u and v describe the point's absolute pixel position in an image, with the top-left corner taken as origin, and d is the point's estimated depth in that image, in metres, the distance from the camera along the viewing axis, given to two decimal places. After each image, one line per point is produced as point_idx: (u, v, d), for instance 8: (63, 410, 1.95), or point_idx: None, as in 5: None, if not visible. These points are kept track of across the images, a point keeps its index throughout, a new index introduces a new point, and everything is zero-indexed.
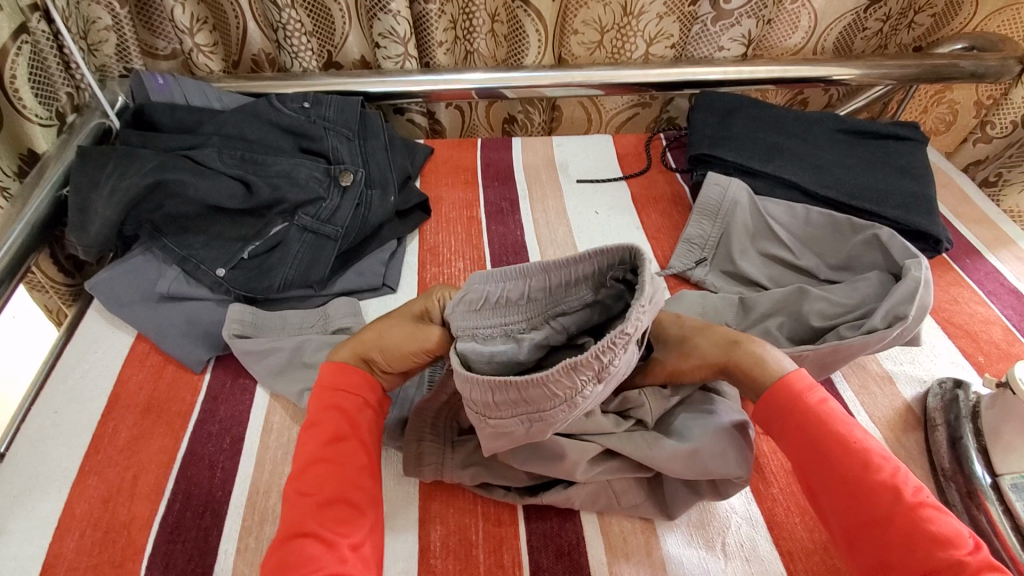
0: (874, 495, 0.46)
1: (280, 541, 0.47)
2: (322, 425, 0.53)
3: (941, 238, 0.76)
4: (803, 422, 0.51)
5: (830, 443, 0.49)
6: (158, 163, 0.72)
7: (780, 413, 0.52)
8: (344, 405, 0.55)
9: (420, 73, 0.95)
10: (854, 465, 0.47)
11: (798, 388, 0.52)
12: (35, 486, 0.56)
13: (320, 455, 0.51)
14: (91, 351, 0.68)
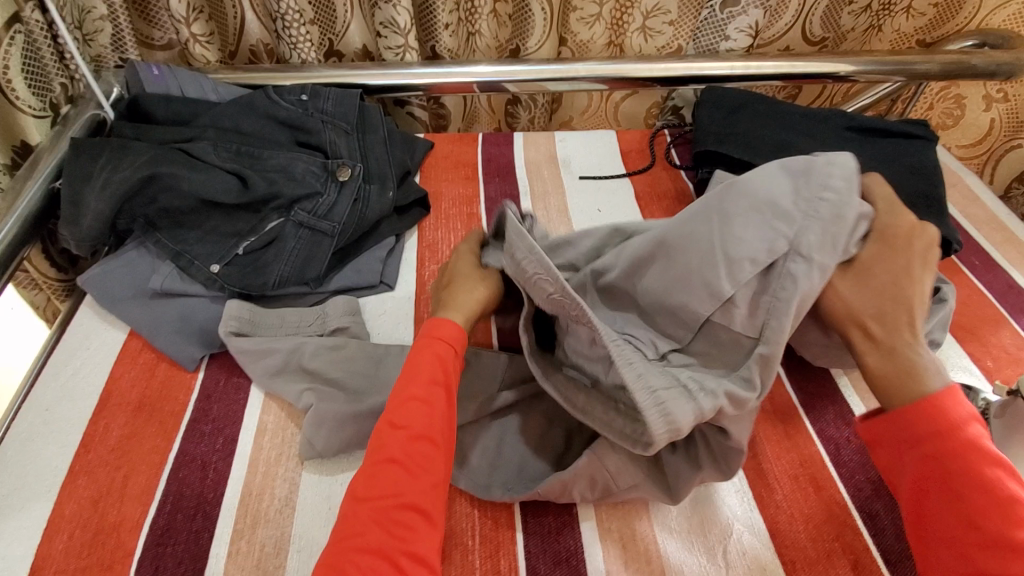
0: (999, 549, 0.41)
1: (366, 463, 0.48)
2: (418, 365, 0.53)
3: (951, 240, 0.74)
4: (933, 456, 0.46)
5: (967, 483, 0.44)
6: (151, 156, 0.70)
7: (912, 434, 0.47)
8: (443, 351, 0.55)
9: (420, 66, 0.93)
10: (989, 514, 0.42)
11: (953, 415, 0.46)
12: (25, 486, 0.56)
13: (409, 394, 0.51)
14: (83, 347, 0.66)
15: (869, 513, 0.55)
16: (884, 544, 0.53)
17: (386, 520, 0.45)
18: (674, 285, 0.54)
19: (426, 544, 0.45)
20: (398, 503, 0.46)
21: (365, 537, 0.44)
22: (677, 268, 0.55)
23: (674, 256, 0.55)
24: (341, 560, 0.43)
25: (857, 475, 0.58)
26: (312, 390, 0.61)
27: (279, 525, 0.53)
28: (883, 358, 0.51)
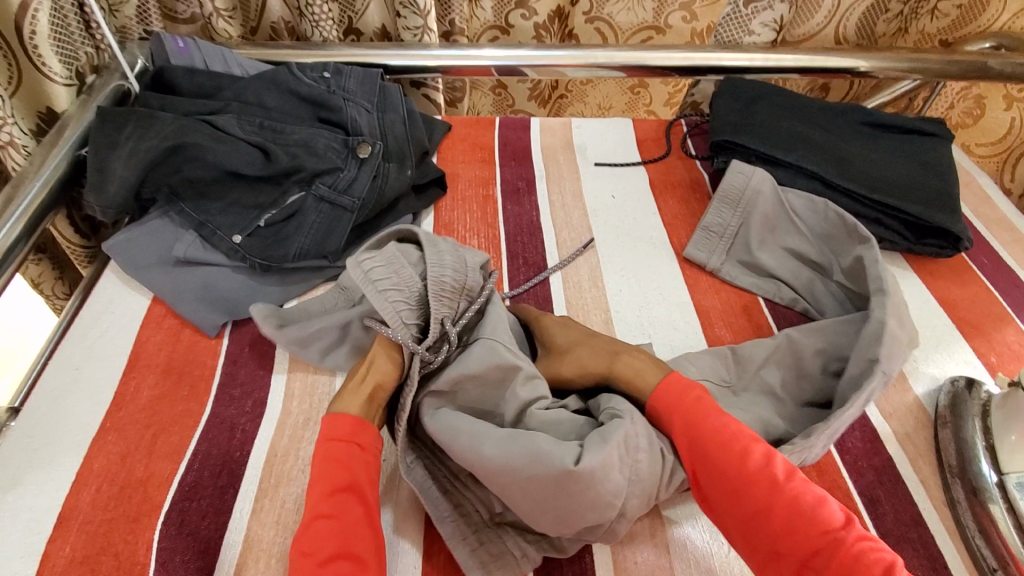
0: (751, 488, 0.47)
1: None
2: (323, 466, 0.48)
3: (961, 236, 0.76)
4: (687, 424, 0.53)
5: (711, 435, 0.51)
6: (177, 127, 0.71)
7: (666, 414, 0.54)
8: (345, 451, 0.49)
9: (439, 47, 0.94)
10: (731, 459, 0.49)
11: (679, 391, 0.55)
12: (54, 441, 0.58)
13: (320, 511, 0.45)
14: (108, 311, 0.68)
15: (870, 498, 0.57)
16: (884, 528, 0.55)
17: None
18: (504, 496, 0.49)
19: None
20: None
21: None
22: (498, 477, 0.48)
23: (504, 453, 0.48)
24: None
25: (861, 461, 0.60)
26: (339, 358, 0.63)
27: (299, 485, 0.55)
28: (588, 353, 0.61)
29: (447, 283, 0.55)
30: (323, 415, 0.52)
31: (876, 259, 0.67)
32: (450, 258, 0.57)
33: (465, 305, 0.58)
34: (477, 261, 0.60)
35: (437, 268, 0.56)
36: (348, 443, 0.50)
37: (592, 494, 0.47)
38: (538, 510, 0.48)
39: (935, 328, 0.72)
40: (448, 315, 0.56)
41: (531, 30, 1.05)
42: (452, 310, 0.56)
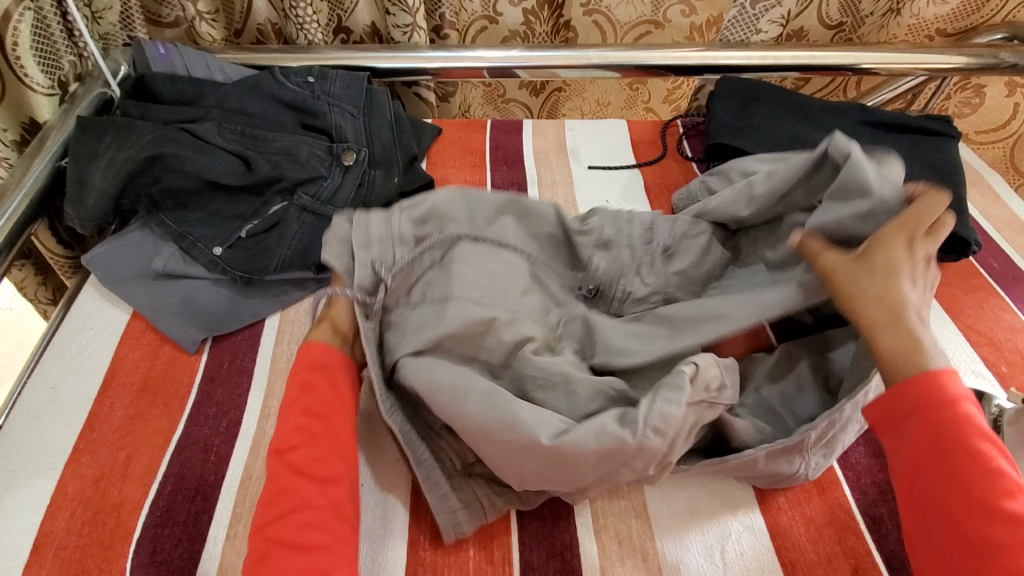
0: (991, 520, 0.43)
1: (267, 490, 0.48)
2: (293, 389, 0.53)
3: (970, 241, 0.73)
4: (938, 424, 0.47)
5: (966, 451, 0.46)
6: (155, 137, 0.70)
7: (918, 407, 0.48)
8: (317, 374, 0.54)
9: (428, 49, 0.92)
10: (983, 486, 0.45)
11: (949, 393, 0.48)
12: (28, 463, 0.56)
13: (294, 419, 0.51)
14: (87, 327, 0.66)
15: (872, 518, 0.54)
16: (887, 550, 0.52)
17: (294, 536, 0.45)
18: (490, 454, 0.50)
19: (337, 551, 0.46)
20: (300, 517, 0.46)
21: (270, 561, 0.44)
22: (471, 432, 0.50)
23: (473, 401, 0.50)
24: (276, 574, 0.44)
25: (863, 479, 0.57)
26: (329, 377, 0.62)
27: None
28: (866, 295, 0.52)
29: (396, 219, 0.60)
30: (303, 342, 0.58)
31: None
32: (375, 223, 0.60)
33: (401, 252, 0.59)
34: (406, 218, 0.60)
35: (362, 228, 0.59)
36: (322, 366, 0.55)
37: (573, 465, 0.48)
38: (514, 469, 0.50)
39: (942, 337, 0.69)
40: (381, 261, 0.59)
41: (519, 14, 1.02)
42: (386, 256, 0.59)
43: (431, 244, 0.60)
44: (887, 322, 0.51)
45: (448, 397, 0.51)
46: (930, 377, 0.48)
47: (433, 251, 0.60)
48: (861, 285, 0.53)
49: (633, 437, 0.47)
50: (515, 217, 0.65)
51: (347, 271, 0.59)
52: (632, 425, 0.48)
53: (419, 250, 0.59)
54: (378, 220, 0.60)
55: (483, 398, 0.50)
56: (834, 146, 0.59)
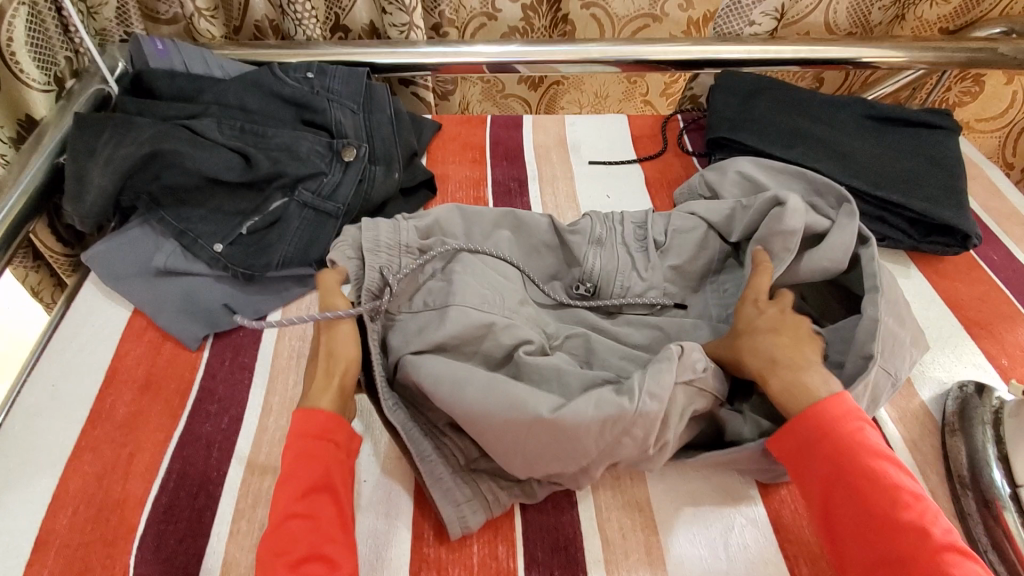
0: (896, 538, 0.44)
1: None
2: (294, 471, 0.48)
3: (970, 234, 0.73)
4: (834, 449, 0.48)
5: (862, 469, 0.46)
6: (154, 133, 0.69)
7: (813, 435, 0.49)
8: (318, 449, 0.49)
9: (426, 44, 0.91)
10: (882, 502, 0.45)
11: (834, 415, 0.49)
12: (30, 460, 0.56)
13: (292, 510, 0.46)
14: (88, 324, 0.66)
15: None
16: None
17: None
18: (500, 448, 0.51)
19: None
20: None
21: None
22: (474, 422, 0.50)
23: (480, 393, 0.50)
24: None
25: None
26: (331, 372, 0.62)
27: None
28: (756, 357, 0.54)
29: (400, 229, 0.62)
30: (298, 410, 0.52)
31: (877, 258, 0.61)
32: (386, 231, 0.61)
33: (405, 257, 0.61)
34: (412, 228, 0.63)
35: (372, 236, 0.61)
36: (324, 441, 0.50)
37: (575, 443, 0.49)
38: (516, 454, 0.50)
39: (942, 330, 0.69)
40: (389, 265, 0.59)
41: (518, 10, 1.02)
42: (392, 263, 0.60)
43: (434, 253, 0.61)
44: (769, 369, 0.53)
45: (459, 392, 0.51)
46: (816, 411, 0.49)
47: (434, 258, 0.62)
48: (747, 344, 0.55)
49: (632, 404, 0.48)
50: (512, 230, 0.69)
51: (354, 271, 0.59)
52: (628, 393, 0.49)
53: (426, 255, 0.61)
54: (388, 229, 0.61)
55: (497, 387, 0.51)
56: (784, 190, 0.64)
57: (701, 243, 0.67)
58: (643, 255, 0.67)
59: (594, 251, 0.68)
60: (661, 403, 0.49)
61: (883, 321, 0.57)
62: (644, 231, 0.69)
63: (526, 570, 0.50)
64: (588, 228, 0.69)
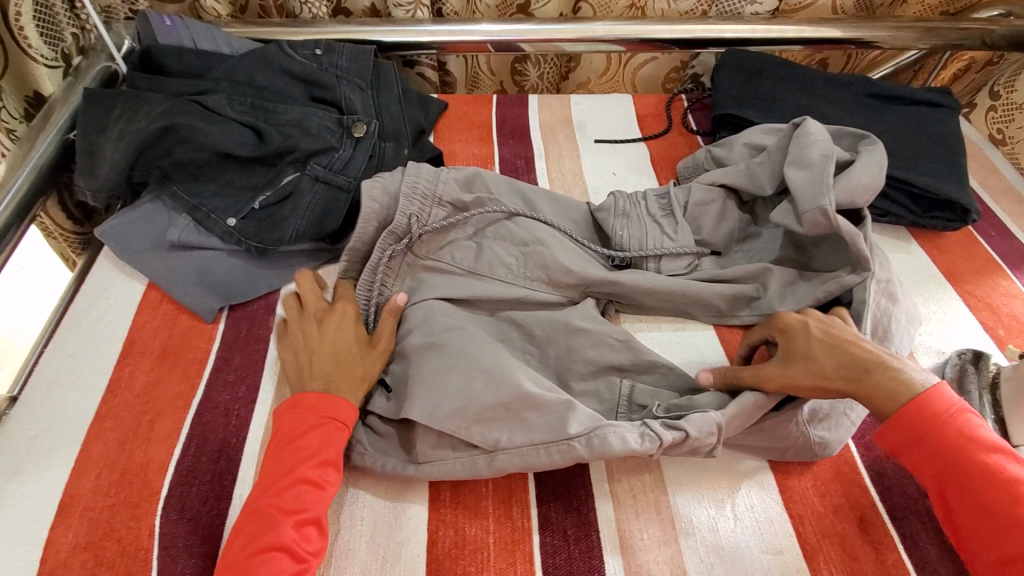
0: (1019, 531, 0.44)
1: (246, 550, 0.45)
2: (308, 440, 0.50)
3: (970, 209, 0.74)
4: (943, 447, 0.48)
5: (978, 466, 0.47)
6: (166, 108, 0.70)
7: (921, 436, 0.49)
8: (326, 424, 0.51)
9: (431, 23, 0.91)
10: (1000, 497, 0.45)
11: (937, 411, 0.49)
12: (51, 427, 0.57)
13: (303, 474, 0.48)
14: (104, 297, 0.67)
15: (878, 472, 0.56)
16: (889, 501, 0.54)
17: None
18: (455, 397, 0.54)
19: None
20: None
21: None
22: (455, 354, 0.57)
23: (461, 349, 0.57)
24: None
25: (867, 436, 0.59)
26: None
27: None
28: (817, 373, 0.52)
29: (443, 189, 0.68)
30: (300, 392, 0.53)
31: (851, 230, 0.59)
32: (425, 177, 0.68)
33: (435, 209, 0.68)
34: (454, 180, 0.69)
35: (413, 178, 0.68)
36: (334, 422, 0.52)
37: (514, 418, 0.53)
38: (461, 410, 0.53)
39: (941, 303, 0.71)
40: (416, 213, 0.66)
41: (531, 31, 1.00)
42: (423, 212, 0.67)
43: (472, 212, 0.68)
44: (874, 400, 0.51)
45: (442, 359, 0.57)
46: (915, 409, 0.49)
47: (470, 218, 0.69)
48: (824, 372, 0.52)
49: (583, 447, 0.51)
50: (551, 202, 0.73)
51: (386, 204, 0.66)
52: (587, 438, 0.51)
53: (453, 218, 0.68)
54: (430, 173, 0.68)
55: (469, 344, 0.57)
56: (807, 135, 0.66)
57: (719, 214, 0.72)
58: (670, 221, 0.72)
59: (622, 225, 0.71)
60: (592, 456, 0.51)
61: (871, 304, 0.59)
62: (667, 202, 0.73)
63: (542, 529, 0.52)
64: (614, 206, 0.73)
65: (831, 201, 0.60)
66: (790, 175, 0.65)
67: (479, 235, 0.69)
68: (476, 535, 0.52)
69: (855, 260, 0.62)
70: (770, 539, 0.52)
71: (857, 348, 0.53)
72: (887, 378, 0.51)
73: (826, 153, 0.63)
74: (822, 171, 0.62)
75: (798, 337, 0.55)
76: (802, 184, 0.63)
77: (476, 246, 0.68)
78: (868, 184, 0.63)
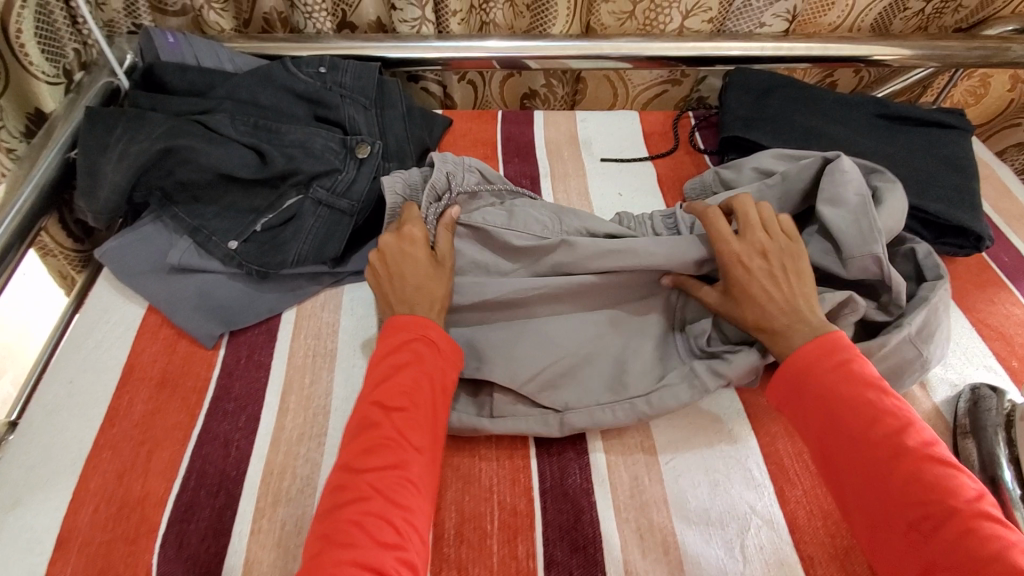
0: (883, 452, 0.47)
1: (360, 434, 0.50)
2: (400, 356, 0.54)
3: (983, 236, 0.73)
4: (818, 381, 0.51)
5: (846, 395, 0.50)
6: (168, 129, 0.69)
7: (804, 373, 0.52)
8: (418, 344, 0.55)
9: (437, 39, 0.90)
10: (866, 422, 0.48)
11: (819, 350, 0.52)
12: (48, 458, 0.56)
13: (396, 374, 0.53)
14: (103, 321, 0.66)
15: None
16: None
17: (382, 485, 0.47)
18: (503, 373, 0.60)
19: (421, 515, 0.47)
20: (395, 475, 0.47)
21: (369, 504, 0.46)
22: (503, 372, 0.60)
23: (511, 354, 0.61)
24: (344, 522, 0.45)
25: None
26: (351, 372, 0.63)
27: (300, 504, 0.54)
28: (746, 309, 0.57)
29: (470, 163, 0.71)
30: (398, 313, 0.57)
31: (899, 282, 0.60)
32: (454, 162, 0.70)
33: (465, 179, 0.70)
34: (478, 170, 0.71)
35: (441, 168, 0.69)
36: (430, 343, 0.55)
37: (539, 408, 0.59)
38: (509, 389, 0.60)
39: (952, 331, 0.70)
40: (450, 179, 0.68)
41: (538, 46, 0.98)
42: (456, 177, 0.69)
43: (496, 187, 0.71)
44: (772, 330, 0.56)
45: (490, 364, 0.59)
46: (828, 351, 0.52)
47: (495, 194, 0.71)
48: (753, 309, 0.57)
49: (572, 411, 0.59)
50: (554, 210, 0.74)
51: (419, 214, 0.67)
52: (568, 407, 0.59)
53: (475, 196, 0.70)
54: (455, 158, 0.70)
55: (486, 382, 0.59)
56: (841, 169, 0.65)
57: None
58: None
59: None
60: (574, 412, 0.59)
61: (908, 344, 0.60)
62: (673, 222, 0.72)
63: (547, 570, 0.51)
64: (618, 226, 0.72)
65: (882, 249, 0.60)
66: (828, 212, 0.63)
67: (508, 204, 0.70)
68: None
69: (884, 302, 0.63)
70: None
71: (786, 286, 0.57)
72: (795, 320, 0.55)
73: (864, 195, 0.63)
74: (864, 212, 0.62)
75: (751, 268, 0.58)
76: (846, 224, 0.62)
77: (506, 211, 0.68)
78: (892, 228, 0.64)
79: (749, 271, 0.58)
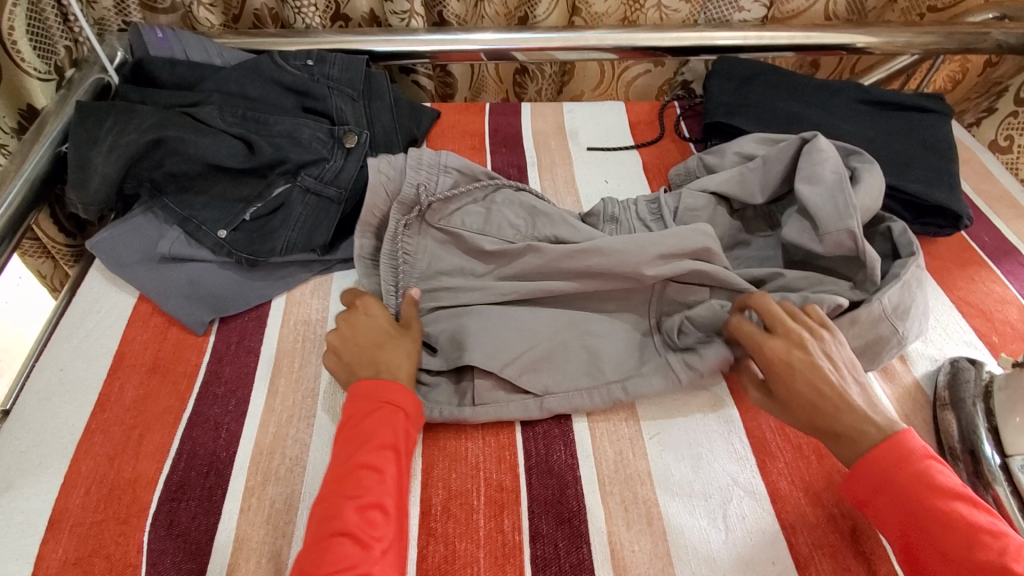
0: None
1: (316, 535, 0.47)
2: (366, 427, 0.53)
3: (962, 215, 0.74)
4: (902, 492, 0.47)
5: (933, 510, 0.45)
6: (157, 120, 0.70)
7: (883, 481, 0.48)
8: (391, 413, 0.54)
9: (424, 32, 0.91)
10: (959, 543, 0.43)
11: (900, 456, 0.48)
12: (40, 443, 0.57)
13: (362, 461, 0.51)
14: (94, 310, 0.67)
15: None
16: None
17: None
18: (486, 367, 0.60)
19: None
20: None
21: None
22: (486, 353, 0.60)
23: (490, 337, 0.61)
24: None
25: None
26: None
27: (289, 483, 0.54)
28: (793, 410, 0.53)
29: (449, 160, 0.71)
30: (362, 379, 0.56)
31: (874, 257, 0.61)
32: (428, 155, 0.71)
33: (441, 177, 0.70)
34: (457, 162, 0.72)
35: (416, 162, 0.70)
36: (401, 413, 0.54)
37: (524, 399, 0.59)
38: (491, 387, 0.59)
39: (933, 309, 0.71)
40: (423, 184, 0.69)
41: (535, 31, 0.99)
42: (431, 181, 0.70)
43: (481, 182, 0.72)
44: (834, 433, 0.51)
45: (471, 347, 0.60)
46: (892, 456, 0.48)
47: (477, 188, 0.72)
48: (801, 411, 0.53)
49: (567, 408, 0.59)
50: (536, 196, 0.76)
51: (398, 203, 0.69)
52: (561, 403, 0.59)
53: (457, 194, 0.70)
54: (431, 155, 0.71)
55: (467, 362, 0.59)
56: (818, 151, 0.67)
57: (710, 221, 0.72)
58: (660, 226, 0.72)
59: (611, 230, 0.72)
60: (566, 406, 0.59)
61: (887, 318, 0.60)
62: (657, 207, 0.73)
63: (533, 542, 0.52)
64: (604, 211, 0.73)
65: (858, 224, 0.61)
66: (805, 190, 0.65)
67: (489, 202, 0.72)
68: (466, 550, 0.51)
69: (861, 278, 0.63)
70: (761, 550, 0.51)
71: (835, 384, 0.52)
72: (853, 420, 0.50)
73: (840, 173, 0.65)
74: (840, 190, 0.64)
75: (791, 368, 0.53)
76: (821, 202, 0.64)
77: (485, 210, 0.71)
78: (870, 207, 0.65)
79: (792, 372, 0.53)
